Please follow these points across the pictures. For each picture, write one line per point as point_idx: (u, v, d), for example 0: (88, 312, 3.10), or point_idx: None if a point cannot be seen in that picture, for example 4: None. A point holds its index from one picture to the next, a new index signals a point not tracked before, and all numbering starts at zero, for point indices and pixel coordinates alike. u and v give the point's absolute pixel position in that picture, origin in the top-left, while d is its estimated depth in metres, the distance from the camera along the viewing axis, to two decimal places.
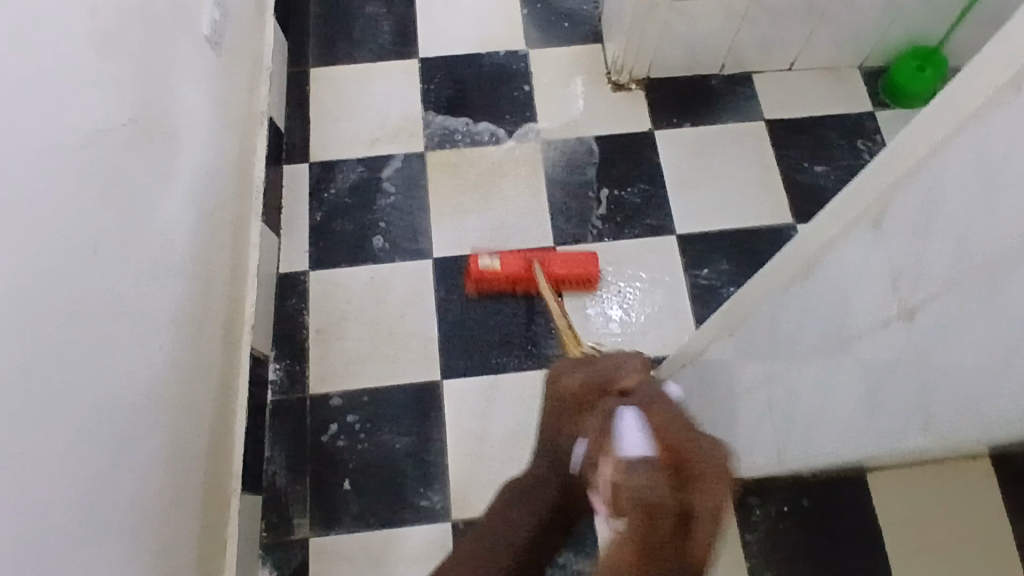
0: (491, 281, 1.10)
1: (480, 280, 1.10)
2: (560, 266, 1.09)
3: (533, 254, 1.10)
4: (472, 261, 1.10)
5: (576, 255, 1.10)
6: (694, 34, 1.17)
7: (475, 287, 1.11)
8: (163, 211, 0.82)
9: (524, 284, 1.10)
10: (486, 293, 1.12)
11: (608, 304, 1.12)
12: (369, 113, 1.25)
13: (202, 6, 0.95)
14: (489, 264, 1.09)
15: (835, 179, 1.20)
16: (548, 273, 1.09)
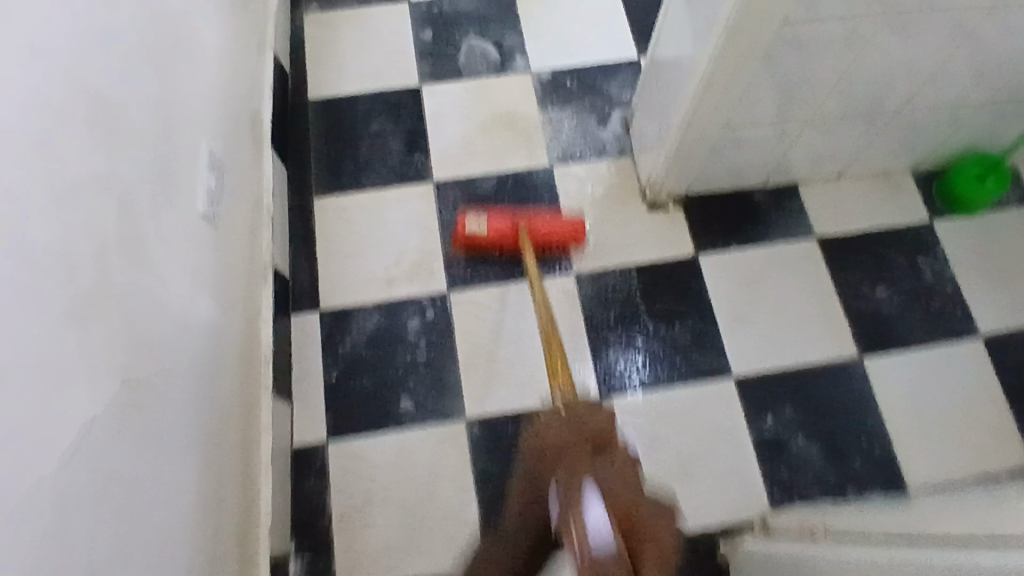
0: (480, 242, 1.07)
1: (470, 242, 1.07)
2: (546, 228, 1.06)
3: (519, 216, 1.06)
4: (460, 226, 1.06)
5: (564, 220, 1.08)
6: (740, 154, 1.07)
7: (464, 247, 1.09)
8: (164, 448, 0.70)
9: (510, 246, 1.08)
10: (475, 252, 1.10)
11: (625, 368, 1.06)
12: (383, 249, 1.12)
13: (197, 179, 0.85)
14: (476, 227, 1.05)
15: (900, 303, 1.10)
16: (534, 235, 1.07)
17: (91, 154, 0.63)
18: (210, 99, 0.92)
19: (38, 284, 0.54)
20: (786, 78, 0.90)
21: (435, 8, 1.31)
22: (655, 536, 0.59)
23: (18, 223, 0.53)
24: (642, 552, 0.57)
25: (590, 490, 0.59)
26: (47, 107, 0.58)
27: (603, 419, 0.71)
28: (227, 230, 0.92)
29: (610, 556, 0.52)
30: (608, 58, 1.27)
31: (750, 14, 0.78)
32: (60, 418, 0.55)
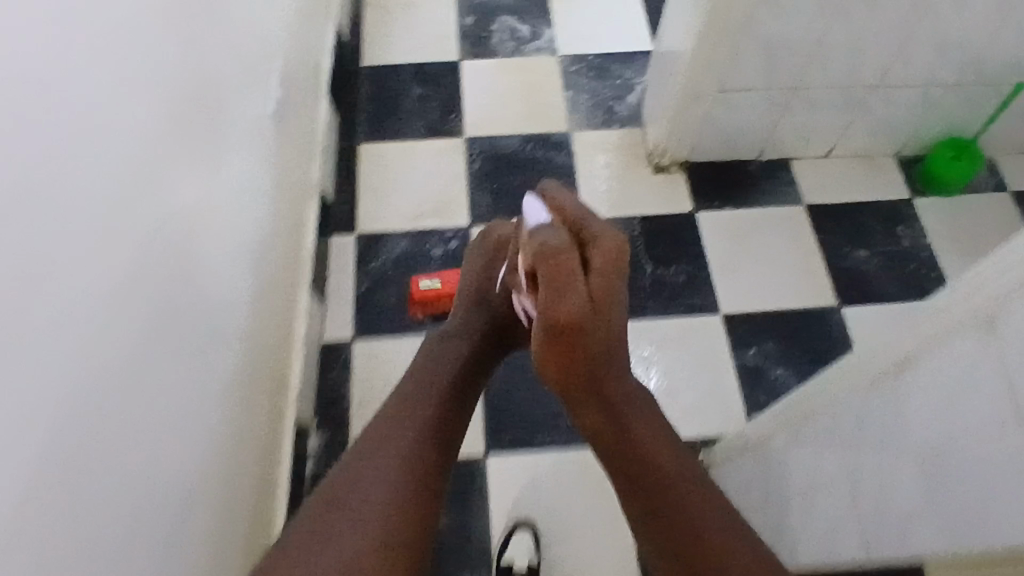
0: (436, 303, 1.14)
1: (427, 300, 1.14)
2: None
3: None
4: (416, 283, 1.15)
5: None
6: (736, 122, 1.21)
7: (422, 308, 1.15)
8: (227, 279, 0.83)
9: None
10: (432, 316, 1.15)
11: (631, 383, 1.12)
12: (416, 188, 1.28)
13: (271, 84, 1.00)
14: (431, 284, 1.14)
15: (879, 264, 1.21)
16: None
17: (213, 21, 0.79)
18: (289, 31, 1.09)
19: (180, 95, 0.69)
20: (771, 40, 1.05)
21: (478, 0, 1.51)
22: (597, 251, 0.72)
23: (159, 44, 0.68)
24: (593, 249, 0.73)
25: (531, 200, 0.80)
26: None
27: (604, 232, 0.74)
28: (290, 141, 1.08)
29: (564, 250, 0.70)
30: (626, 49, 1.45)
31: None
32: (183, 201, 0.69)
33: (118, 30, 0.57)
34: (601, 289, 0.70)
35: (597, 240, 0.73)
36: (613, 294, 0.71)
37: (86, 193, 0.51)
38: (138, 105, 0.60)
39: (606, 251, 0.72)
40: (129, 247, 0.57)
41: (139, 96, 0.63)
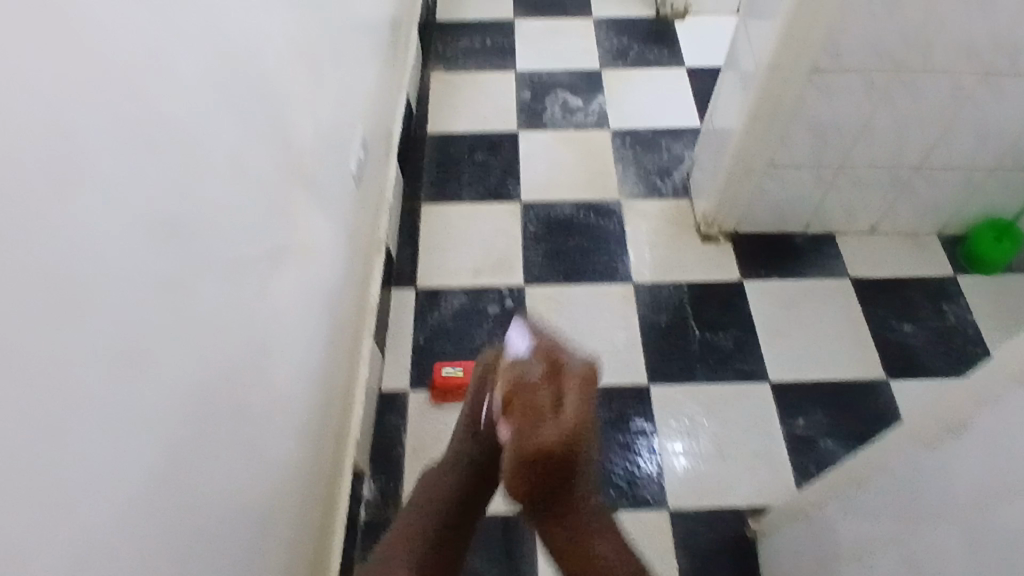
0: (456, 388, 1.15)
1: (447, 386, 1.15)
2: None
3: None
4: (438, 369, 1.16)
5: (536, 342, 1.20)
6: (783, 196, 1.27)
7: (442, 395, 1.16)
8: (305, 321, 0.89)
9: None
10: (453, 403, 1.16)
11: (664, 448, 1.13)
12: (475, 248, 1.34)
13: (353, 148, 1.10)
14: (453, 370, 1.16)
15: (925, 339, 1.23)
16: None
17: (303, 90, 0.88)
18: (368, 101, 1.19)
19: (268, 155, 0.77)
20: (817, 123, 1.11)
21: (537, 76, 1.62)
22: (570, 380, 0.75)
23: (268, 108, 0.77)
24: (566, 379, 0.76)
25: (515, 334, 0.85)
26: (290, 47, 0.84)
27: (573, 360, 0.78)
28: (364, 200, 1.16)
29: (541, 385, 0.75)
30: (676, 125, 1.53)
31: (784, 63, 1.01)
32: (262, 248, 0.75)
33: (219, 98, 0.65)
34: (574, 419, 0.73)
35: (568, 367, 0.77)
36: (588, 420, 0.75)
37: (180, 235, 0.57)
38: (229, 162, 0.67)
39: (578, 379, 0.76)
40: (212, 284, 0.63)
41: (243, 151, 0.71)
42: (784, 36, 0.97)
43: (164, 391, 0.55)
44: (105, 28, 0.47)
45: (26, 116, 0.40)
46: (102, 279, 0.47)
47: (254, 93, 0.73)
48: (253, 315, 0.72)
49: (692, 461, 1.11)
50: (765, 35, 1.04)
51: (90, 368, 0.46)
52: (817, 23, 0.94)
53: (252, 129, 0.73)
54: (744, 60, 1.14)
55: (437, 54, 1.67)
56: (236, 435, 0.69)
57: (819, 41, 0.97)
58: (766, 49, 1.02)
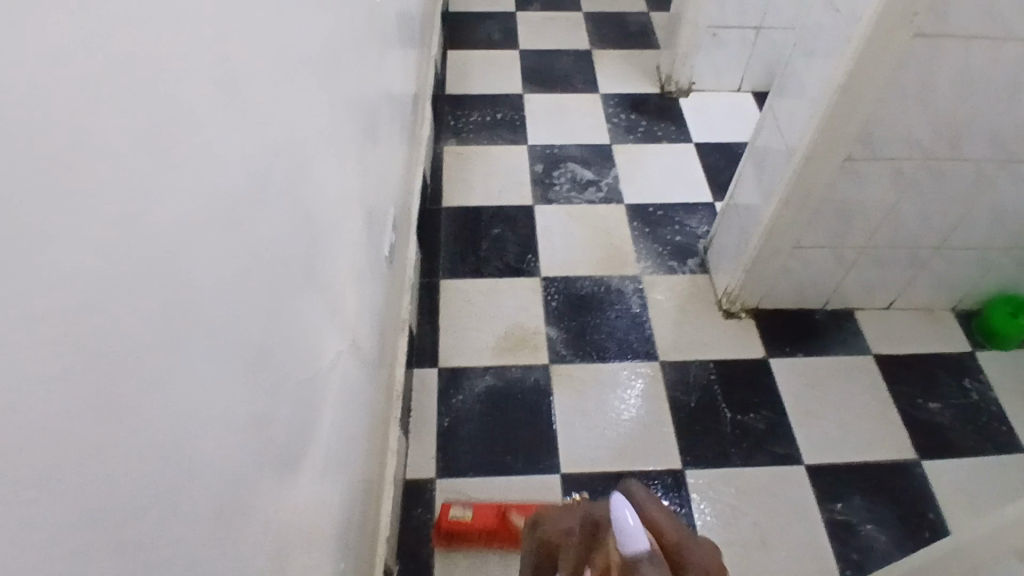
0: (463, 536, 1.04)
1: (452, 535, 1.04)
2: (536, 513, 1.04)
3: (506, 506, 1.05)
4: (443, 510, 1.05)
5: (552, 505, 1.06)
6: (806, 275, 1.28)
7: (446, 541, 1.04)
8: (350, 415, 0.84)
9: (498, 539, 1.04)
10: (457, 548, 1.04)
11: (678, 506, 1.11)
12: (496, 325, 1.32)
13: (386, 231, 1.08)
14: (460, 513, 1.04)
15: (952, 417, 1.23)
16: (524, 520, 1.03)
17: (352, 182, 0.86)
18: (396, 181, 1.18)
19: (328, 247, 0.75)
20: (846, 204, 1.14)
21: (549, 150, 1.64)
22: None
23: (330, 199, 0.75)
24: None
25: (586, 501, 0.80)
26: (345, 137, 0.82)
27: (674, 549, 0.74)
28: (392, 280, 1.13)
29: None
30: (688, 200, 1.55)
31: (821, 147, 1.04)
32: (323, 344, 0.72)
33: (293, 199, 0.63)
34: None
35: None
36: None
37: (266, 341, 0.55)
38: (301, 261, 0.65)
39: None
40: (288, 391, 0.60)
41: (312, 247, 0.68)
42: (824, 122, 1.00)
43: (244, 517, 0.51)
44: (220, 140, 0.46)
45: (160, 240, 0.37)
46: (207, 405, 0.44)
47: (319, 191, 0.71)
48: (313, 416, 0.69)
49: (734, 551, 1.07)
50: (800, 121, 1.07)
51: (195, 496, 0.42)
52: (857, 110, 0.98)
53: (317, 225, 0.70)
54: (774, 143, 1.16)
55: (448, 127, 1.68)
56: (296, 554, 0.64)
57: (857, 127, 1.01)
58: (804, 132, 1.05)
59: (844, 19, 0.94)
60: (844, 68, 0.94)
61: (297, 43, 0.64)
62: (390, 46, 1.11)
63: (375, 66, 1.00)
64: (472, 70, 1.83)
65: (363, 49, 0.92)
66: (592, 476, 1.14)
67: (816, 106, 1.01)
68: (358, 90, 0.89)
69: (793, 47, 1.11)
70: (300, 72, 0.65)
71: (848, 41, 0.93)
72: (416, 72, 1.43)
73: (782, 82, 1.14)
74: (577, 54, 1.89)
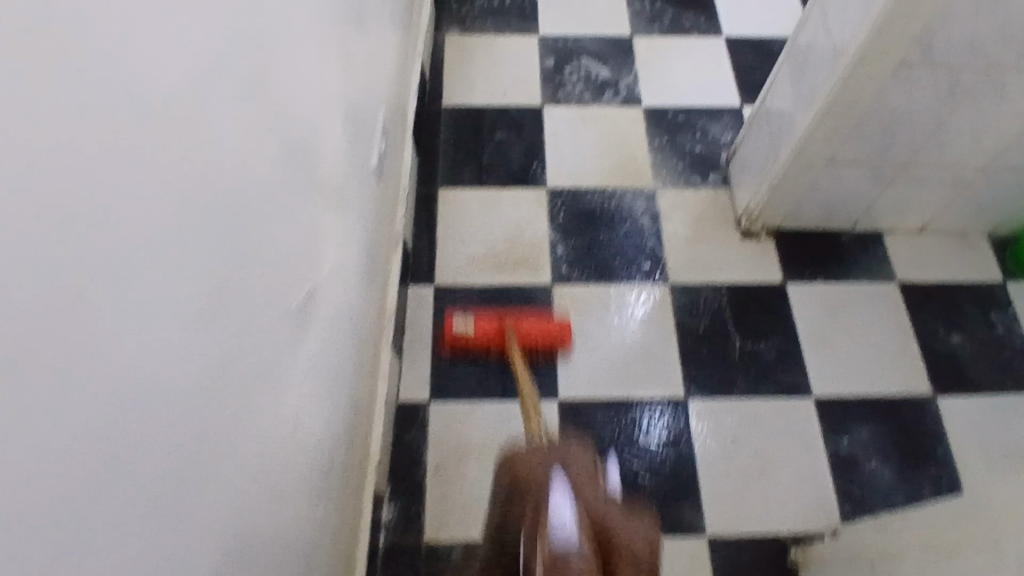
0: (465, 343, 1.11)
1: (455, 343, 1.11)
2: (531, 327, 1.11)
3: (504, 316, 1.11)
4: (447, 326, 1.12)
5: (548, 321, 1.13)
6: (836, 194, 1.18)
7: (450, 351, 1.12)
8: (334, 346, 0.79)
9: (498, 348, 1.12)
10: (461, 356, 1.13)
11: (678, 436, 1.08)
12: (497, 240, 1.24)
13: (373, 140, 0.97)
14: (462, 328, 1.10)
15: (974, 352, 1.17)
16: (519, 333, 1.11)
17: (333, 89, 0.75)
18: (387, 80, 1.06)
19: (303, 170, 0.66)
20: (892, 119, 1.01)
21: (561, 42, 1.47)
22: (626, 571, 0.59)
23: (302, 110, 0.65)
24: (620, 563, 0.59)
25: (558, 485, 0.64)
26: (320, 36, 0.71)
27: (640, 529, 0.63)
28: (385, 193, 1.04)
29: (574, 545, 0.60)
30: (713, 103, 1.41)
31: (872, 53, 0.90)
32: (300, 281, 0.65)
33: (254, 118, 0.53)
34: None
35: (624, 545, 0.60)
36: None
37: (227, 294, 0.47)
38: (267, 190, 0.56)
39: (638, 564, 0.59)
40: (259, 344, 0.54)
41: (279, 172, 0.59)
42: (879, 23, 0.86)
43: (207, 493, 0.46)
44: (150, 59, 0.36)
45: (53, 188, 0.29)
46: (157, 369, 0.38)
47: (289, 104, 0.61)
48: (292, 361, 0.63)
49: (732, 481, 1.05)
50: (850, 20, 0.92)
51: (151, 475, 0.37)
52: (918, 9, 0.84)
53: (289, 147, 0.61)
54: (818, 44, 1.02)
55: (449, 13, 1.51)
56: (279, 508, 0.60)
57: (916, 30, 0.87)
58: (853, 33, 0.91)
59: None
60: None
61: None
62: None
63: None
64: None
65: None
66: (590, 402, 1.10)
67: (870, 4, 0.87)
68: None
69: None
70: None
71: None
72: None
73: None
74: None
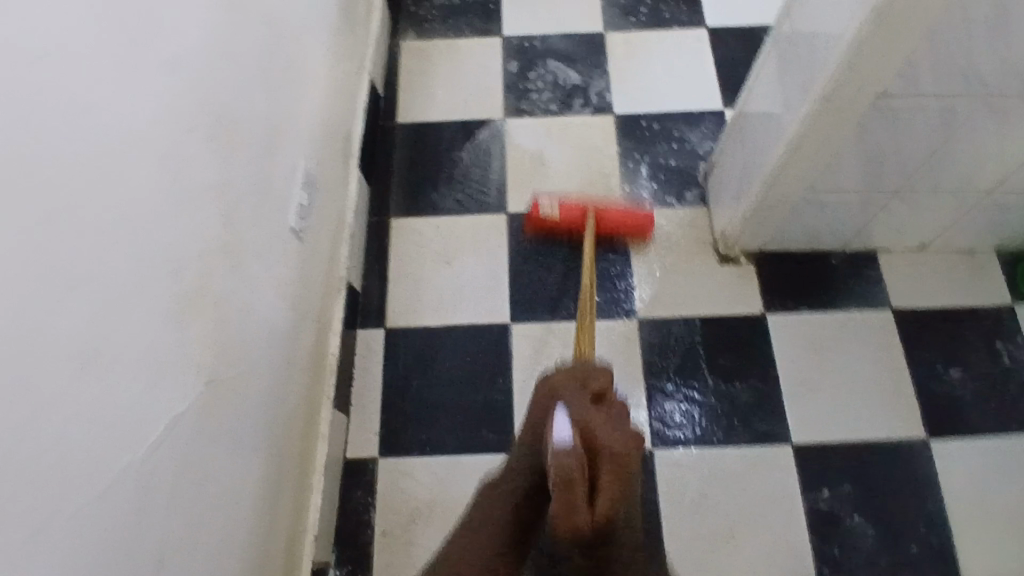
0: (550, 226, 1.15)
1: (540, 226, 1.15)
2: (613, 217, 1.12)
3: (589, 202, 1.13)
4: (533, 209, 1.13)
5: (629, 207, 1.14)
6: (821, 219, 1.06)
7: (534, 230, 1.16)
8: (241, 444, 0.73)
9: (580, 228, 1.15)
10: (544, 238, 1.17)
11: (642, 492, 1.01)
12: (451, 276, 1.15)
13: (291, 193, 0.88)
14: (548, 211, 1.12)
15: (974, 389, 1.07)
16: (602, 220, 1.13)
17: (213, 170, 0.67)
18: (313, 119, 0.97)
19: (161, 285, 0.58)
20: (877, 147, 0.89)
21: (527, 43, 1.35)
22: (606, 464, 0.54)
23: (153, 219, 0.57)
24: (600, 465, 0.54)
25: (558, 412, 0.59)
26: (182, 120, 0.62)
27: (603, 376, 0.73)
28: (313, 245, 0.96)
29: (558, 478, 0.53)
30: (692, 108, 1.29)
31: (849, 80, 0.78)
32: (162, 410, 0.58)
33: (34, 263, 0.44)
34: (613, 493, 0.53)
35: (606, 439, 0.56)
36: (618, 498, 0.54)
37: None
38: (79, 341, 0.48)
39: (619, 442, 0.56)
40: (69, 529, 0.47)
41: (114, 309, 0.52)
42: (854, 50, 0.74)
43: None
44: None
45: None
46: None
47: (122, 219, 0.53)
48: (153, 503, 0.57)
49: (699, 541, 0.98)
50: (822, 43, 0.80)
51: None
52: (897, 34, 0.72)
53: (123, 270, 0.53)
54: (792, 64, 0.89)
55: (406, 16, 1.39)
56: None
57: (898, 57, 0.75)
58: (827, 60, 0.79)
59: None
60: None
61: (12, 34, 0.43)
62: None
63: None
64: None
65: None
66: None
67: (845, 28, 0.75)
68: (206, 39, 0.66)
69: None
70: (24, 72, 0.44)
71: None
72: None
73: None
74: None
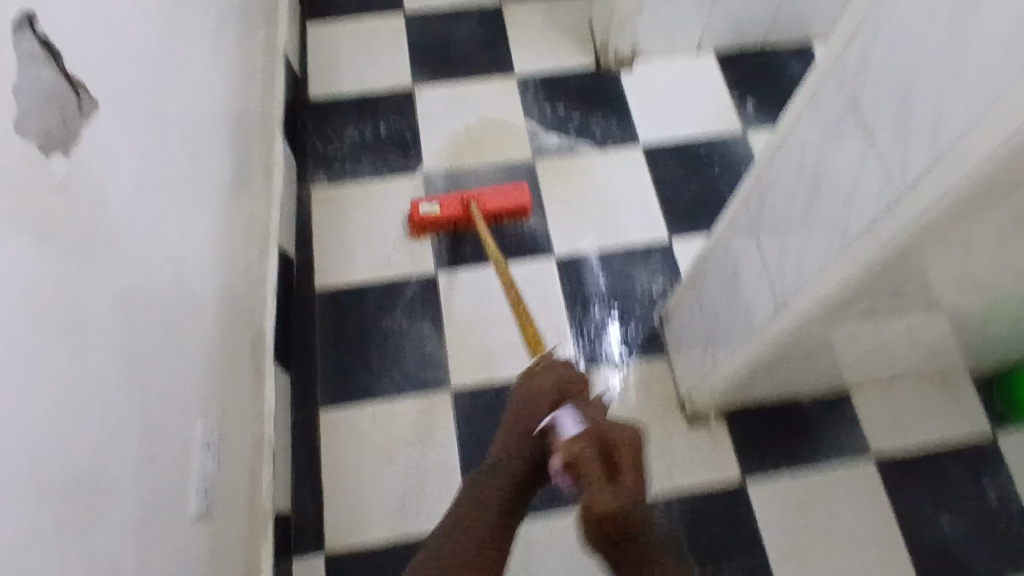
0: (434, 223, 1.15)
1: (424, 224, 1.15)
2: (494, 202, 1.15)
3: (466, 193, 1.14)
4: (414, 208, 1.14)
5: (505, 187, 1.16)
6: (793, 378, 0.98)
7: (420, 231, 1.16)
8: None
9: (464, 223, 1.17)
10: (432, 232, 1.17)
11: None
12: (395, 475, 1.02)
13: (189, 472, 0.72)
14: (429, 209, 1.13)
15: (968, 537, 1.01)
16: (483, 208, 1.14)
17: (68, 571, 0.50)
18: (207, 356, 0.81)
19: None
20: (858, 332, 0.80)
21: (451, 179, 1.23)
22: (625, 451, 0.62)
23: None
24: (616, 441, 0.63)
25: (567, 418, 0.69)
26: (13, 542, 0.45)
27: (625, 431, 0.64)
28: (224, 502, 0.81)
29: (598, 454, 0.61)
30: (636, 240, 1.20)
31: (842, 308, 0.66)
32: None
33: None
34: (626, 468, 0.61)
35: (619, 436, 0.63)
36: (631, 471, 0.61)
37: None
38: None
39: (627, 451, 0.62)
40: None
41: None
42: (842, 292, 0.62)
43: None
44: None
45: None
46: None
47: None
48: None
49: None
50: (794, 262, 0.67)
51: None
52: (891, 279, 0.60)
53: None
54: (750, 264, 0.78)
55: (312, 158, 1.25)
56: None
57: (895, 286, 0.63)
58: (806, 290, 0.66)
59: (874, 154, 0.53)
60: (885, 241, 0.54)
61: None
62: (130, 182, 0.67)
63: (92, 276, 0.59)
64: (339, 55, 1.34)
65: (22, 307, 0.49)
66: None
67: (826, 267, 0.62)
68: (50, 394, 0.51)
69: (776, 134, 0.68)
70: None
71: (885, 202, 0.52)
72: (232, 123, 0.99)
73: (761, 178, 0.72)
74: (479, 12, 1.39)
